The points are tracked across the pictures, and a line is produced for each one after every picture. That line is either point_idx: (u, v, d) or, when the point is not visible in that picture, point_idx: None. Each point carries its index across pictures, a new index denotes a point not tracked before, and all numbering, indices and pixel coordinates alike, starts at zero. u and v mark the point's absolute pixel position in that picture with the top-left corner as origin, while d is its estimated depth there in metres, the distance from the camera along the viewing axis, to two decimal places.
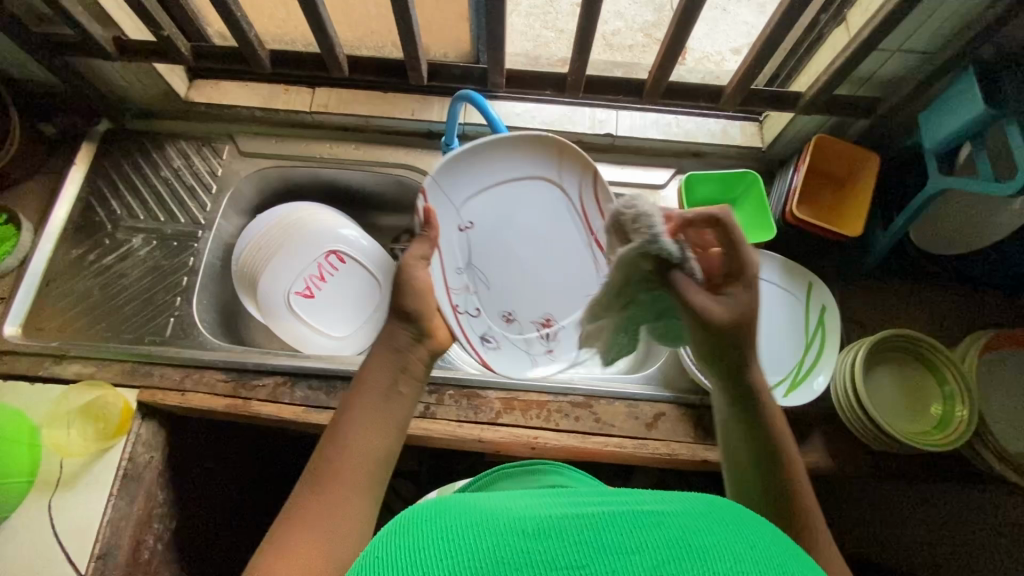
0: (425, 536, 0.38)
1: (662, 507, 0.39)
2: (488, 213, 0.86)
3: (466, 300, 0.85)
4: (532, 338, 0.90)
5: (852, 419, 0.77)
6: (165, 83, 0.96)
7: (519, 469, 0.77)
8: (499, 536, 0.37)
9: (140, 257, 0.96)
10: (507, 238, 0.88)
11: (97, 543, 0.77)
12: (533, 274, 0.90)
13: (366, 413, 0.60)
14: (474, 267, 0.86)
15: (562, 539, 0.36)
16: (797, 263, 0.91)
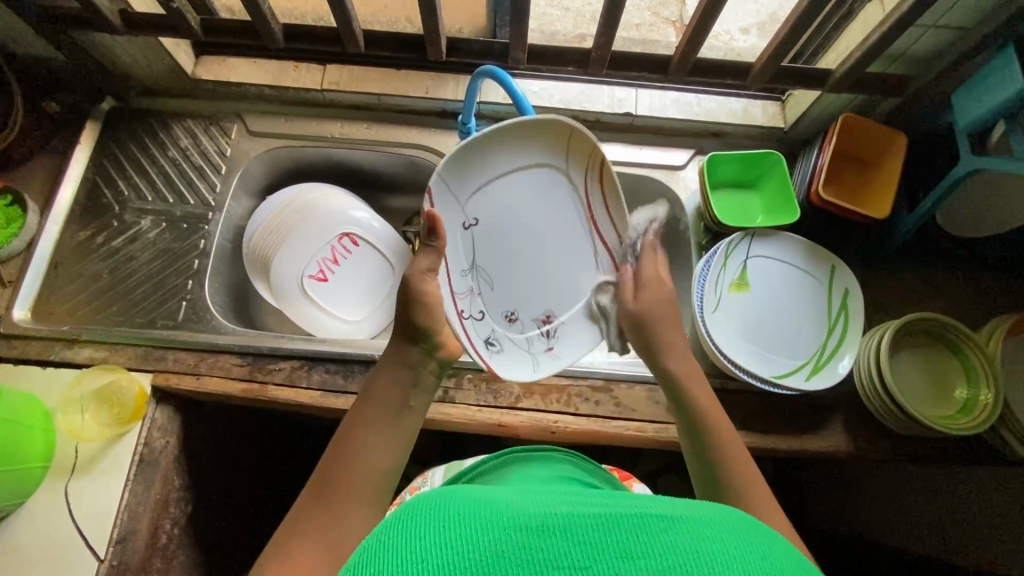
0: (425, 523, 0.36)
1: (680, 506, 0.36)
2: (494, 209, 0.78)
3: (470, 303, 0.79)
4: (534, 338, 0.82)
5: (874, 401, 0.77)
6: (171, 58, 0.92)
7: (524, 453, 0.76)
8: (500, 528, 0.35)
9: (149, 240, 0.94)
10: (514, 234, 0.80)
11: (116, 529, 0.77)
12: (541, 268, 0.81)
13: (374, 425, 0.62)
14: (479, 268, 0.79)
15: (569, 537, 0.33)
16: (820, 246, 0.89)
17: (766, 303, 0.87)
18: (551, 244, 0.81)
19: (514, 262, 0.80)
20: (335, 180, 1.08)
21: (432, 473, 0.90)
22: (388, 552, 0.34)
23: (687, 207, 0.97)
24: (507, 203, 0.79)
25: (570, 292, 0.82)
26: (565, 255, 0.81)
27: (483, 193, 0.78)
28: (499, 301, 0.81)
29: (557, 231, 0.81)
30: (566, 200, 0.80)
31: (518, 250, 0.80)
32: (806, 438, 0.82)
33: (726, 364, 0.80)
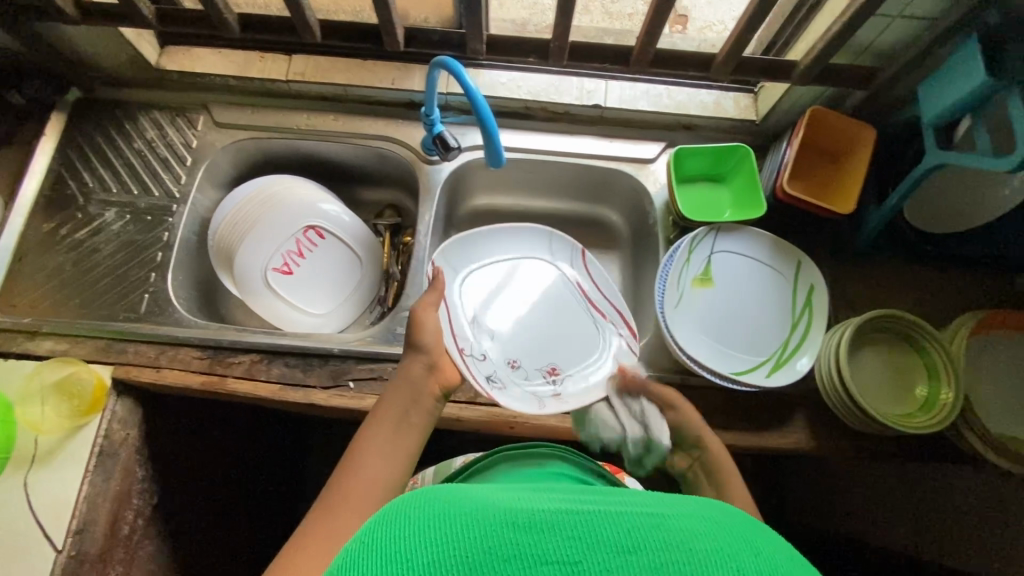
0: (415, 521, 0.37)
1: (662, 506, 0.38)
2: (492, 280, 0.92)
3: (472, 345, 0.85)
4: (538, 386, 0.85)
5: (834, 399, 0.77)
6: (133, 49, 0.92)
7: (517, 451, 0.77)
8: (492, 524, 0.36)
9: (113, 232, 0.93)
10: (513, 300, 0.92)
11: (74, 520, 0.78)
12: (540, 329, 0.90)
13: (379, 439, 0.67)
14: (480, 322, 0.88)
15: (558, 532, 0.35)
16: (787, 241, 0.88)
17: (731, 300, 0.86)
18: (548, 310, 0.91)
19: (516, 324, 0.90)
20: (305, 172, 1.08)
21: (423, 474, 0.91)
22: (383, 550, 0.35)
23: (656, 201, 0.96)
24: (504, 278, 0.93)
25: (570, 349, 0.88)
26: (561, 321, 0.91)
27: (485, 270, 0.92)
28: (500, 351, 0.87)
29: (552, 301, 0.92)
30: (556, 274, 0.94)
31: (519, 314, 0.91)
32: (767, 434, 0.81)
33: (686, 359, 0.79)
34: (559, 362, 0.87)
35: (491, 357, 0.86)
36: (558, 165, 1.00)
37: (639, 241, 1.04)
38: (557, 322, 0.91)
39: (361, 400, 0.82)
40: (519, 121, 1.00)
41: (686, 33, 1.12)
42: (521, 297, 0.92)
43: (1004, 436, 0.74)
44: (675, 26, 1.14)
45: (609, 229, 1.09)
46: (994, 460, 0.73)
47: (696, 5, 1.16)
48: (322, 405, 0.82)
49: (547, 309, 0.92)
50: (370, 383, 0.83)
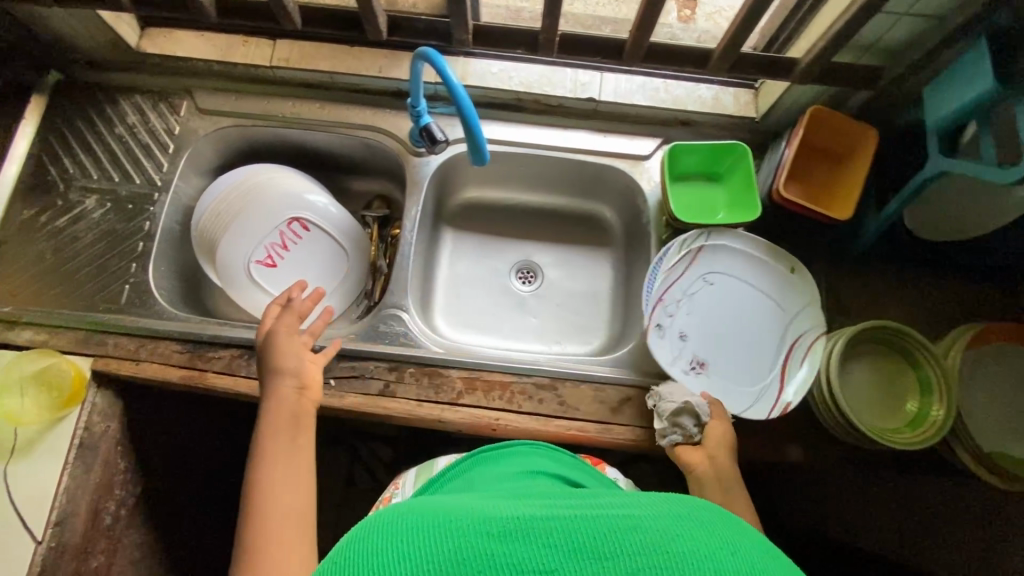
0: (387, 535, 0.38)
1: (634, 508, 0.39)
2: (726, 283, 0.84)
3: (671, 304, 0.83)
4: (683, 367, 0.81)
5: (825, 414, 0.75)
6: (111, 32, 0.89)
7: (500, 450, 0.73)
8: (465, 534, 0.37)
9: (93, 221, 0.91)
10: (733, 313, 0.84)
11: (54, 511, 0.78)
12: (733, 348, 0.83)
13: (278, 472, 0.67)
14: (688, 300, 0.83)
15: (534, 541, 0.36)
16: (781, 246, 0.86)
17: (734, 314, 0.84)
18: (745, 324, 0.84)
19: (712, 318, 0.84)
20: (292, 161, 1.05)
21: (405, 480, 0.86)
22: (364, 558, 0.36)
23: (650, 199, 0.94)
24: (737, 293, 0.84)
25: (733, 376, 0.81)
26: (746, 355, 0.82)
27: (724, 270, 0.84)
28: (690, 332, 0.83)
29: (756, 343, 0.82)
30: (774, 326, 0.82)
31: (719, 321, 0.84)
32: (752, 443, 0.80)
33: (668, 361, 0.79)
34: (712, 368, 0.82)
35: (671, 322, 0.83)
36: (549, 159, 0.98)
37: (632, 239, 1.02)
38: (749, 358, 0.82)
39: (342, 398, 0.81)
40: (510, 113, 0.97)
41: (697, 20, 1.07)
42: (735, 301, 0.84)
43: (996, 453, 0.72)
44: (682, 10, 1.08)
45: (602, 225, 1.08)
46: (984, 476, 0.72)
47: None
48: None
49: (746, 348, 0.82)
50: (351, 381, 0.83)
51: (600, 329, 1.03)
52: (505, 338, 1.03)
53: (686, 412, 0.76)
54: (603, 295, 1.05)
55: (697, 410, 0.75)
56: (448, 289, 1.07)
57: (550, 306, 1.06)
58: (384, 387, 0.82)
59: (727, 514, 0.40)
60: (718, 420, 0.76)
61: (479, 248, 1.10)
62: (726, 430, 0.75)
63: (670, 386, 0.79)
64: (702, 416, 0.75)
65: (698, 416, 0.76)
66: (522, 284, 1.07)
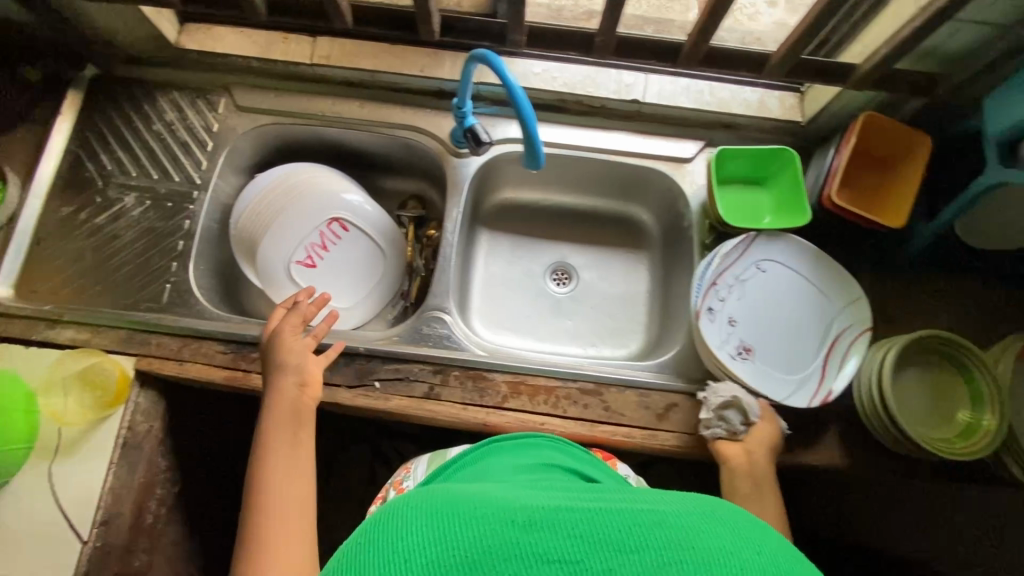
0: (401, 523, 0.36)
1: (663, 501, 0.38)
2: (775, 277, 0.83)
3: (722, 289, 0.81)
4: (732, 353, 0.79)
5: (874, 421, 0.76)
6: (152, 27, 0.87)
7: (515, 441, 0.71)
8: (486, 521, 0.35)
9: (133, 219, 0.91)
10: (781, 306, 0.83)
11: (99, 510, 0.78)
12: (780, 339, 0.81)
13: (279, 470, 0.69)
14: (739, 289, 0.82)
15: (562, 531, 0.34)
16: (828, 254, 0.85)
17: (784, 311, 0.83)
18: (792, 317, 0.82)
19: (761, 304, 0.82)
20: (327, 159, 1.04)
21: (417, 466, 0.86)
22: (382, 546, 0.34)
23: (693, 202, 0.93)
24: (785, 288, 0.83)
25: (779, 366, 0.80)
26: (792, 348, 0.81)
27: (773, 264, 0.83)
28: (740, 321, 0.81)
29: (802, 337, 0.81)
30: (819, 325, 0.82)
31: (768, 312, 0.82)
32: (798, 451, 0.80)
33: (720, 354, 0.78)
34: (759, 354, 0.80)
35: (722, 307, 0.81)
36: (590, 161, 0.97)
37: (670, 241, 1.02)
38: (794, 350, 0.81)
39: (387, 400, 0.81)
40: (551, 114, 0.96)
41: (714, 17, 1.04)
42: (786, 293, 0.83)
43: None
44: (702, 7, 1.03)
45: (638, 227, 1.07)
46: None
47: None
48: (347, 404, 0.81)
49: (792, 341, 0.81)
50: (395, 383, 0.82)
51: (636, 332, 1.03)
52: (541, 339, 1.03)
53: (734, 407, 0.76)
54: (640, 298, 1.05)
55: (748, 409, 0.75)
56: (483, 290, 1.06)
57: (586, 308, 1.05)
58: (429, 390, 0.82)
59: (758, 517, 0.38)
60: (767, 420, 0.76)
61: (514, 249, 1.09)
62: (771, 432, 0.76)
63: (723, 380, 0.78)
64: (751, 416, 0.76)
65: (748, 415, 0.76)
66: (557, 286, 1.07)
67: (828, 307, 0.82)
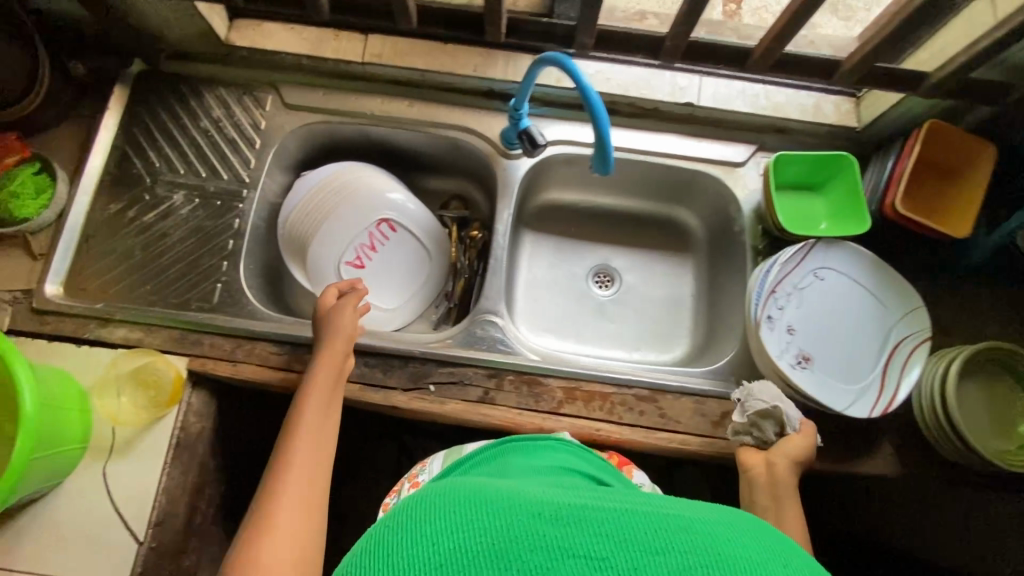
0: (428, 513, 0.36)
1: (685, 509, 0.37)
2: (833, 285, 0.82)
3: (780, 297, 0.81)
4: (791, 362, 0.79)
5: (936, 433, 0.76)
6: (204, 22, 0.86)
7: (534, 441, 0.69)
8: (512, 515, 0.35)
9: (182, 217, 0.90)
10: (838, 315, 0.82)
11: (154, 511, 0.77)
12: (838, 348, 0.81)
13: (307, 449, 0.67)
14: (796, 297, 0.82)
15: (586, 528, 0.34)
16: (886, 262, 0.85)
17: (842, 320, 0.82)
18: (850, 326, 0.82)
19: (819, 313, 0.82)
20: (370, 158, 1.03)
21: (432, 461, 0.85)
22: (412, 531, 0.35)
23: (745, 207, 0.92)
24: (843, 296, 0.82)
25: (838, 376, 0.80)
26: (850, 357, 0.81)
27: (831, 272, 0.82)
28: (798, 330, 0.81)
29: (860, 346, 0.81)
30: (878, 333, 0.81)
31: (825, 320, 0.82)
32: (853, 460, 0.80)
33: (780, 364, 0.78)
34: (818, 364, 0.80)
35: (780, 315, 0.81)
36: (640, 164, 0.96)
37: (717, 246, 1.01)
38: (853, 359, 0.80)
39: (442, 404, 0.81)
40: None
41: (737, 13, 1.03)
42: (844, 302, 0.82)
43: None
44: (727, 6, 1.03)
45: (683, 231, 1.06)
46: None
47: None
48: (403, 408, 0.81)
49: (850, 350, 0.81)
50: (450, 387, 0.82)
51: (680, 337, 1.02)
52: (584, 343, 1.02)
53: (767, 415, 0.75)
54: (684, 303, 1.04)
55: (785, 420, 0.74)
56: (525, 292, 1.05)
57: (629, 312, 1.04)
58: (484, 394, 0.82)
59: (787, 537, 0.37)
60: (804, 436, 0.74)
61: (556, 250, 1.08)
62: (807, 448, 0.73)
63: (762, 388, 0.77)
64: (787, 427, 0.74)
65: (783, 425, 0.75)
66: (599, 289, 1.06)
67: (887, 317, 0.81)
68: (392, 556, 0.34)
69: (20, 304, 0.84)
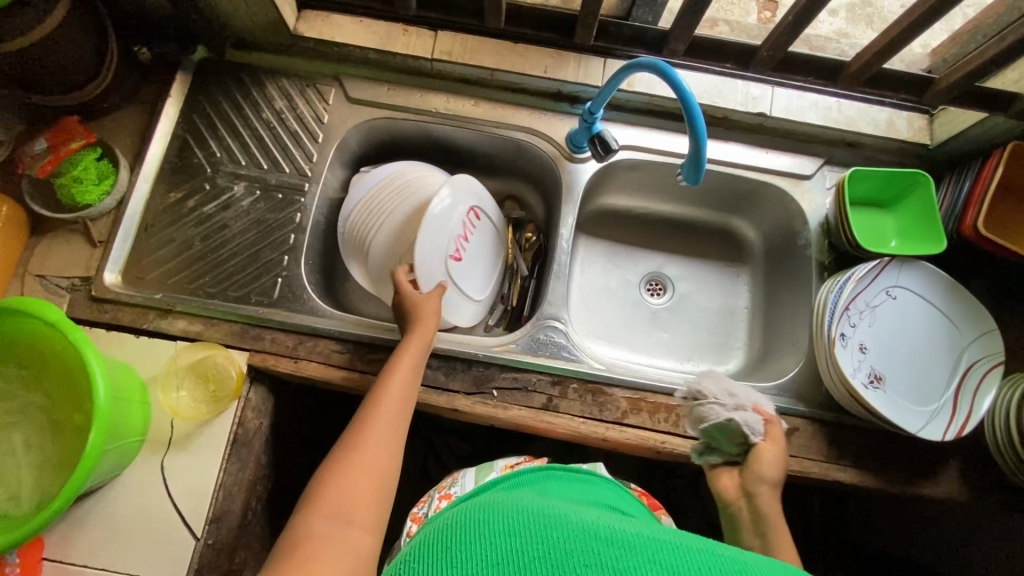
0: (489, 519, 0.40)
1: (739, 550, 0.38)
2: (903, 306, 0.81)
3: (853, 313, 0.80)
4: (861, 380, 0.78)
5: (1009, 460, 0.73)
6: (276, 12, 0.85)
7: (570, 474, 0.67)
8: (569, 532, 0.38)
9: (243, 209, 0.89)
10: (907, 335, 0.81)
11: (212, 508, 0.76)
12: (908, 368, 0.80)
13: (378, 429, 0.67)
14: (866, 316, 0.80)
15: (637, 552, 0.35)
16: (960, 285, 0.83)
17: (909, 341, 0.81)
18: (919, 347, 0.81)
19: (889, 333, 0.81)
20: (427, 156, 1.01)
21: (463, 475, 0.84)
22: (475, 533, 0.39)
23: (811, 221, 0.91)
24: (914, 316, 0.81)
25: (910, 397, 0.78)
26: (920, 377, 0.79)
27: (902, 293, 0.81)
28: (867, 350, 0.80)
29: (930, 367, 0.80)
30: (947, 355, 0.80)
31: (894, 340, 0.81)
32: (922, 482, 0.78)
33: (855, 383, 0.77)
34: (890, 384, 0.79)
35: (852, 333, 0.79)
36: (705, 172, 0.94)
37: (776, 259, 1.00)
38: (923, 380, 0.79)
39: (505, 409, 0.80)
40: (670, 123, 0.94)
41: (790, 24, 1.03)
42: (913, 323, 0.81)
43: None
44: (762, 12, 1.02)
45: (739, 242, 1.05)
46: None
47: (868, 11, 1.06)
48: (465, 412, 0.80)
49: (919, 370, 0.80)
50: (513, 393, 0.81)
51: (735, 350, 1.00)
52: (638, 353, 1.00)
53: (723, 429, 0.73)
54: (739, 315, 1.02)
55: (747, 429, 0.71)
56: (578, 299, 1.03)
57: (684, 322, 1.02)
58: (548, 401, 0.80)
59: None
60: (772, 446, 0.71)
61: (609, 257, 1.06)
62: (772, 458, 0.69)
63: (714, 395, 0.75)
64: (750, 437, 0.71)
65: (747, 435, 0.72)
66: (653, 298, 1.04)
67: (956, 340, 0.80)
68: (450, 548, 0.38)
69: (79, 291, 0.83)
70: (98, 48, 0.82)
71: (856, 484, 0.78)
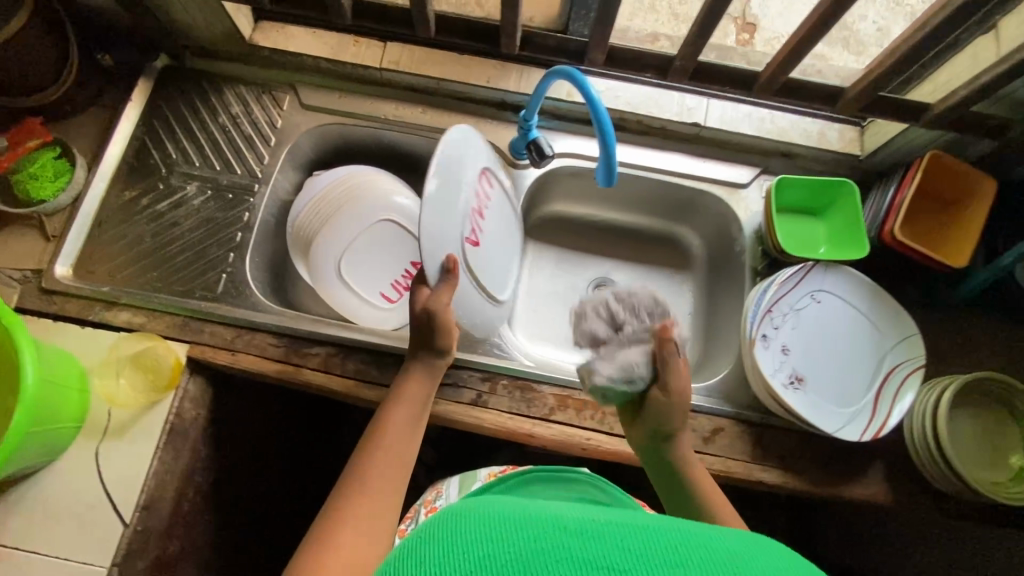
0: (435, 526, 0.34)
1: (706, 526, 0.33)
2: (827, 309, 0.83)
3: (777, 315, 0.82)
4: (782, 379, 0.79)
5: (927, 464, 0.74)
6: (230, 23, 0.89)
7: (550, 481, 0.71)
8: (522, 525, 0.32)
9: (194, 207, 0.92)
10: (832, 336, 0.83)
11: (143, 494, 0.77)
12: (832, 370, 0.81)
13: (380, 480, 0.58)
14: (790, 318, 0.82)
15: (604, 543, 0.30)
16: (885, 290, 0.84)
17: (833, 343, 0.83)
18: (843, 350, 0.82)
19: (812, 335, 0.83)
20: (378, 161, 1.04)
21: (447, 486, 0.85)
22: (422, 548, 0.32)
23: (746, 228, 0.94)
24: (839, 319, 0.83)
25: (832, 398, 0.80)
26: (843, 379, 0.81)
27: (826, 297, 0.83)
28: (790, 351, 0.81)
29: (853, 369, 0.81)
30: (869, 359, 0.82)
31: (818, 342, 0.82)
32: (845, 484, 0.78)
33: (773, 383, 0.78)
34: (811, 385, 0.80)
35: (774, 335, 0.81)
36: (644, 180, 0.97)
37: (717, 266, 1.02)
38: (846, 382, 0.81)
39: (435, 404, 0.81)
40: None
41: (756, 45, 1.08)
42: (837, 326, 0.83)
43: None
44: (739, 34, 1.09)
45: (684, 249, 1.07)
46: None
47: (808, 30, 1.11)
48: None
49: (842, 371, 0.81)
50: (444, 388, 0.82)
51: None
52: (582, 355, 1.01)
53: (603, 387, 0.67)
54: (683, 320, 1.03)
55: (626, 381, 0.66)
56: (524, 302, 1.05)
57: None
58: (477, 397, 0.82)
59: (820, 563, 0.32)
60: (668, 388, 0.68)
61: (557, 262, 1.09)
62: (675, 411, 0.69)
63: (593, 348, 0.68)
64: (633, 385, 0.67)
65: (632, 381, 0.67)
66: None
67: (878, 343, 0.82)
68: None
69: (30, 283, 0.86)
70: (60, 53, 0.86)
71: (777, 484, 0.79)
